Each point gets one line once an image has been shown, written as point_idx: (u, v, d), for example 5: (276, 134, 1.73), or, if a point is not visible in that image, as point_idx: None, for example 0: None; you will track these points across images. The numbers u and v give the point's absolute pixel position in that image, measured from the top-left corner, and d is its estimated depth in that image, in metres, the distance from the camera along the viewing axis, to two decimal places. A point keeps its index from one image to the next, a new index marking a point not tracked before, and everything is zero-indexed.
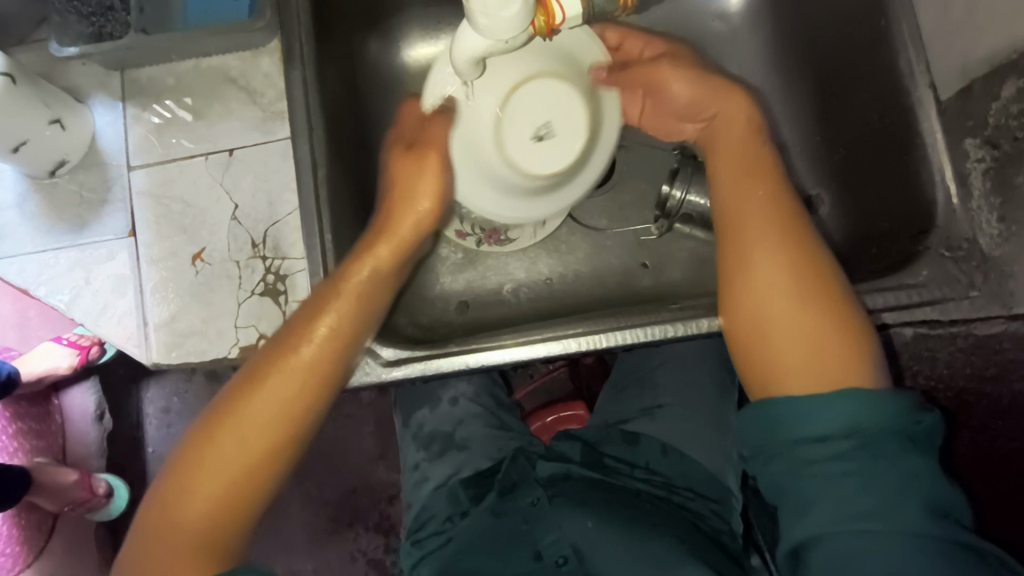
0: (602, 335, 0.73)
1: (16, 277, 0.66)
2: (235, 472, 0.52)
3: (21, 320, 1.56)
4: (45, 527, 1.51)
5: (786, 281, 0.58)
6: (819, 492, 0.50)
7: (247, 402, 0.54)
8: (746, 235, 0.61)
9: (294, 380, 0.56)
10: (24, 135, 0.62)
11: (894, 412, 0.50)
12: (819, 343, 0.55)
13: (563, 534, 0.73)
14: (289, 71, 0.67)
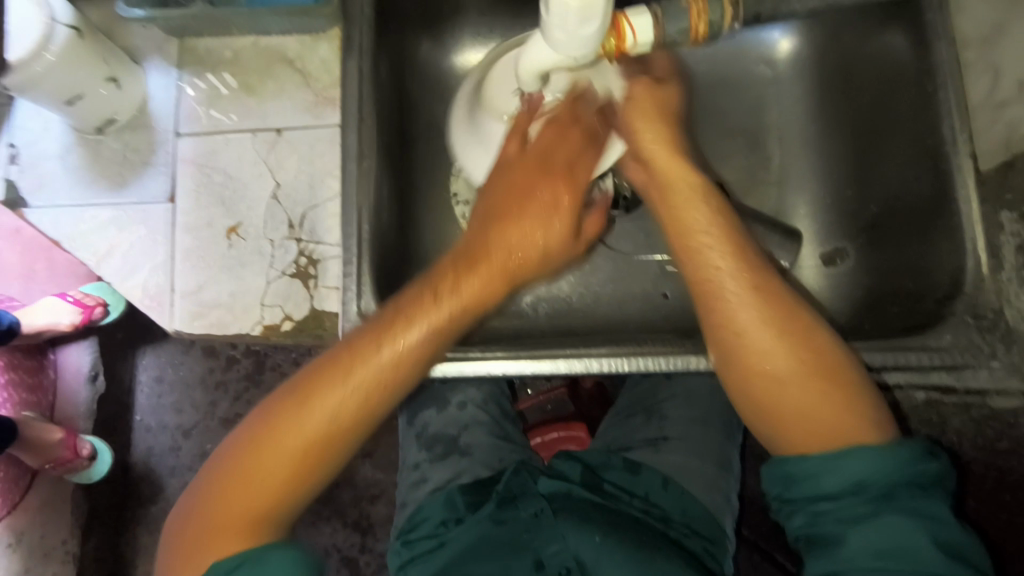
0: (625, 359, 0.72)
1: (49, 228, 0.67)
2: (295, 463, 0.56)
3: (27, 271, 1.55)
4: (22, 483, 1.50)
5: (775, 348, 0.59)
6: (838, 539, 0.54)
7: (323, 392, 0.57)
8: (724, 302, 0.60)
9: (375, 376, 0.58)
10: (79, 89, 0.63)
11: (903, 464, 0.53)
12: (810, 403, 0.57)
13: (566, 546, 0.73)
14: (346, 60, 0.68)
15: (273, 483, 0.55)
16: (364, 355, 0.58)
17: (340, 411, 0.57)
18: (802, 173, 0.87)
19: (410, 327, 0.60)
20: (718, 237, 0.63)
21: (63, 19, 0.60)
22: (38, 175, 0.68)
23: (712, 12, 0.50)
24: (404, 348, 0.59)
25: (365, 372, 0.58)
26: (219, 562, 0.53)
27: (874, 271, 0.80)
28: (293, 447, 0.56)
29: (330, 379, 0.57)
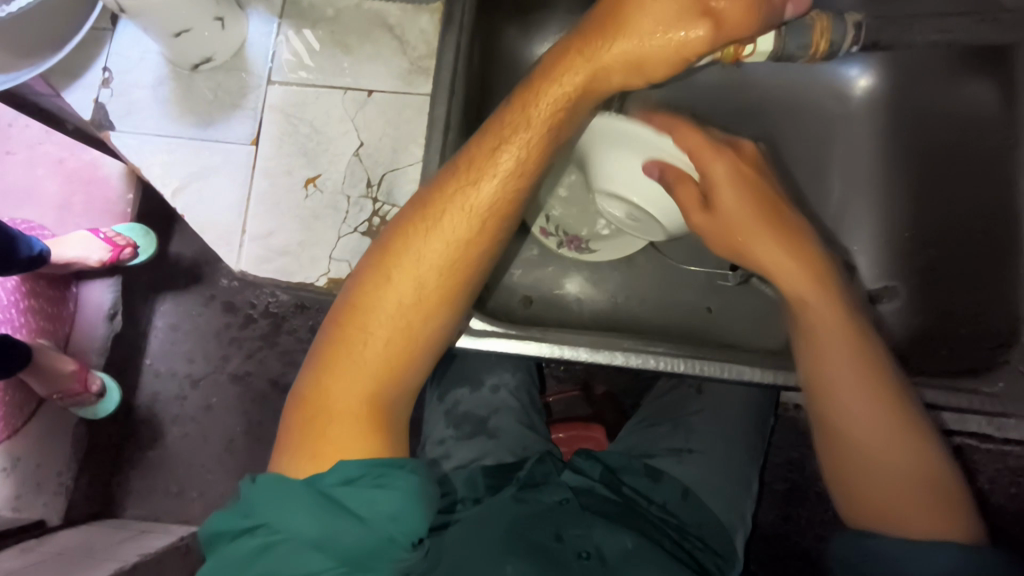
0: (683, 360, 0.71)
1: (133, 154, 0.68)
2: (398, 318, 0.60)
3: (64, 203, 1.56)
4: (26, 409, 1.46)
5: (868, 413, 0.64)
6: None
7: (415, 239, 0.60)
8: (824, 363, 0.65)
9: (459, 223, 0.60)
10: (188, 24, 0.63)
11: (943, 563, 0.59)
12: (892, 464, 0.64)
13: (589, 534, 0.74)
14: (445, 34, 0.69)
15: (381, 356, 0.60)
16: (454, 197, 0.60)
17: (440, 278, 0.60)
18: (861, 209, 0.88)
19: (503, 147, 0.61)
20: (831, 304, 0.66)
21: None
22: (127, 101, 0.69)
23: (833, 33, 0.65)
24: (474, 210, 0.60)
25: (437, 225, 0.60)
26: (346, 464, 0.55)
27: (924, 313, 0.81)
28: (387, 310, 0.60)
29: (415, 234, 0.60)
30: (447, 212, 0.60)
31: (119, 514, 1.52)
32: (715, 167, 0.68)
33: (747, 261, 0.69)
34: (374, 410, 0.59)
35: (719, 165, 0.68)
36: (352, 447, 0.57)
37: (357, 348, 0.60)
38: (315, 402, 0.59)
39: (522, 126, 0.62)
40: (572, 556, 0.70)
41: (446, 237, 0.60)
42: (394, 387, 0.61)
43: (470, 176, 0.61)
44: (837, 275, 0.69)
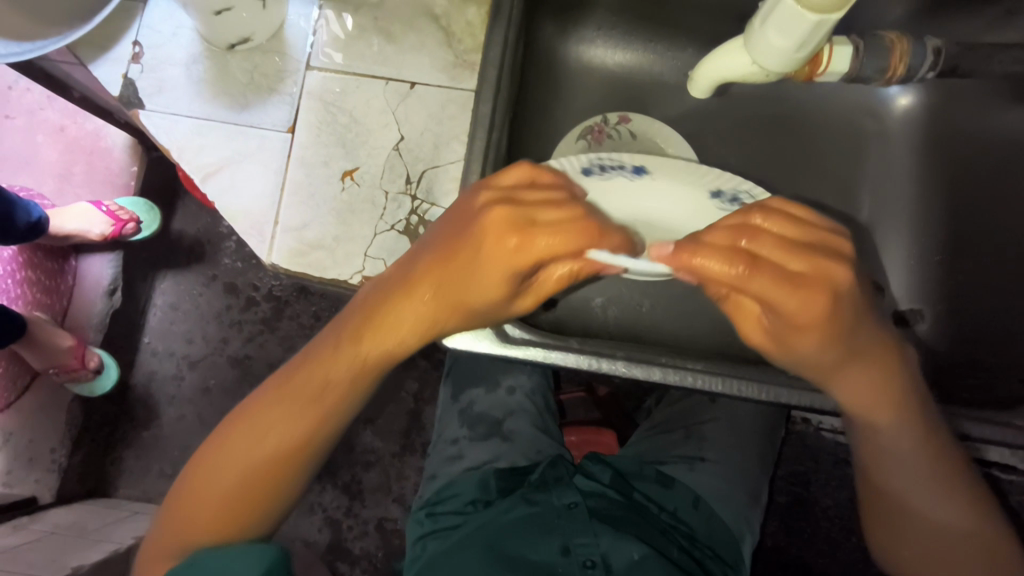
0: (722, 378, 0.66)
1: (162, 134, 0.65)
2: (306, 424, 0.64)
3: (64, 172, 1.51)
4: (20, 384, 1.43)
5: (918, 491, 0.65)
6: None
7: (323, 365, 0.63)
8: (876, 431, 0.64)
9: (404, 324, 0.60)
10: (230, 2, 0.61)
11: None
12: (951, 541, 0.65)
13: (595, 542, 0.73)
14: (492, 28, 0.67)
15: (295, 424, 0.63)
16: (375, 328, 0.60)
17: (353, 378, 0.63)
18: (892, 230, 0.88)
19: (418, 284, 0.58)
20: (887, 401, 0.62)
21: None
22: (159, 79, 0.66)
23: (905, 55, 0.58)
24: (432, 317, 0.59)
25: (386, 334, 0.60)
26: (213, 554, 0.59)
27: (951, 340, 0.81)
28: (292, 423, 0.63)
29: (360, 339, 0.61)
30: (411, 301, 0.59)
31: (111, 492, 1.50)
32: (802, 317, 0.52)
33: (788, 359, 0.58)
34: (234, 499, 0.63)
35: (809, 316, 0.52)
36: (248, 464, 0.63)
37: (240, 448, 0.63)
38: (187, 484, 0.64)
39: (499, 250, 0.53)
40: (577, 566, 0.71)
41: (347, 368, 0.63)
42: (264, 493, 0.64)
43: (469, 308, 0.57)
44: (895, 364, 0.60)
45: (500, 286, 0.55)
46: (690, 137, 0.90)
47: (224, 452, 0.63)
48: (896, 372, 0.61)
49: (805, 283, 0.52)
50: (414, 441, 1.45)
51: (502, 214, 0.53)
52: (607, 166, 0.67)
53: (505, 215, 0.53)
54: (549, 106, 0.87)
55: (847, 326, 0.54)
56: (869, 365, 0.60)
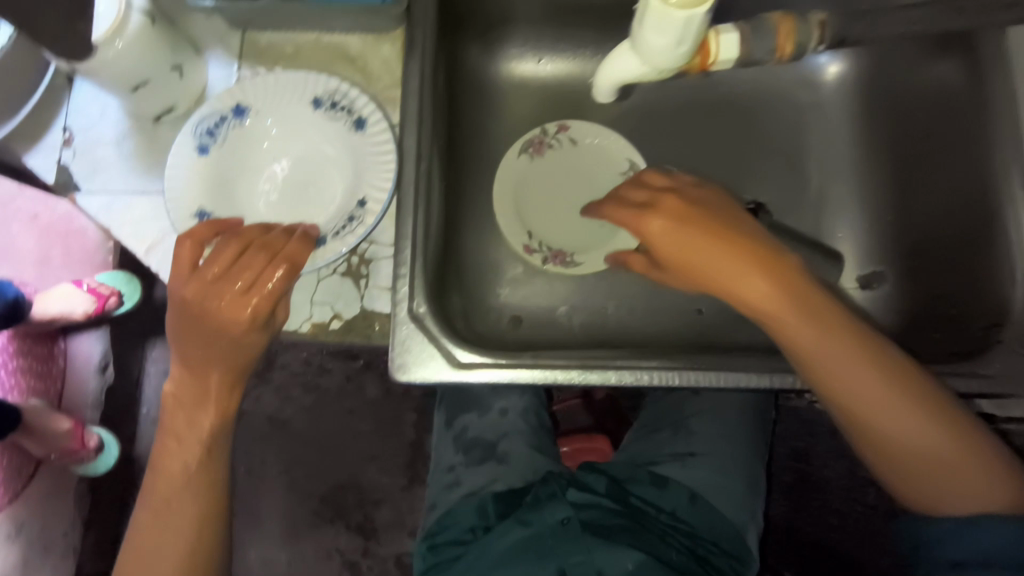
0: (677, 372, 0.68)
1: (101, 213, 0.66)
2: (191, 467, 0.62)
3: (43, 257, 1.52)
4: (25, 473, 1.41)
5: (887, 406, 0.62)
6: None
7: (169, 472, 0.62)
8: (794, 337, 0.62)
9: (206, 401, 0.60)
10: (146, 76, 0.62)
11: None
12: (927, 446, 0.62)
13: (589, 559, 0.72)
14: (407, 63, 0.67)
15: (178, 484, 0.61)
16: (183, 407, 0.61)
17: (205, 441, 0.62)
18: (842, 196, 0.87)
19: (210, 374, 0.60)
20: (816, 320, 0.62)
21: (137, 6, 0.59)
22: (92, 160, 0.67)
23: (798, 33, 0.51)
24: (226, 378, 0.60)
25: (200, 405, 0.61)
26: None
27: (915, 295, 0.81)
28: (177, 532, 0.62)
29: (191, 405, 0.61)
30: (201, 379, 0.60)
31: None
32: (650, 226, 0.66)
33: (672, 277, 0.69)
34: None
35: (653, 227, 0.66)
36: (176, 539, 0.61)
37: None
38: None
39: (240, 296, 0.58)
40: None
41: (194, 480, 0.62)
42: None
43: (232, 363, 0.59)
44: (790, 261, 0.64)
45: (236, 323, 0.57)
46: (632, 134, 0.90)
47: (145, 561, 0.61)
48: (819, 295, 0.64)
49: (638, 207, 0.68)
50: (420, 471, 1.44)
51: (197, 289, 0.57)
52: (211, 127, 0.64)
53: (201, 288, 0.58)
54: (485, 125, 0.89)
55: (705, 224, 0.66)
56: (791, 301, 0.63)
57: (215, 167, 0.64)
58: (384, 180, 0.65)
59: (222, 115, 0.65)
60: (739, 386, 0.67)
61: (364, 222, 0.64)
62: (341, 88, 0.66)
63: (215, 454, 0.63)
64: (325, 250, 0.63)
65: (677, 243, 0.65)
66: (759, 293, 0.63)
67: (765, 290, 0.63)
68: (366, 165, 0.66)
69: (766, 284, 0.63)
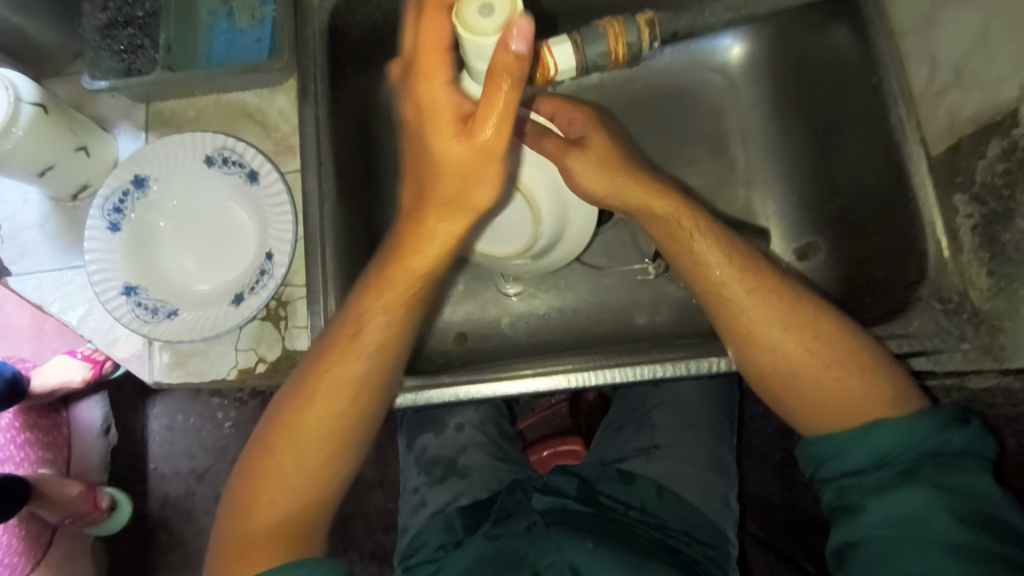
0: (591, 372, 0.70)
1: (33, 293, 0.69)
2: (286, 507, 0.62)
3: (37, 333, 1.53)
4: (43, 540, 1.47)
5: (789, 344, 0.62)
6: (863, 508, 0.57)
7: (274, 462, 0.62)
8: (709, 283, 0.65)
9: (309, 439, 0.62)
10: (51, 161, 0.65)
11: (930, 431, 0.57)
12: (838, 378, 0.61)
13: (560, 556, 0.71)
14: (302, 109, 0.69)
15: (275, 518, 0.61)
16: (284, 442, 0.62)
17: (299, 479, 0.62)
18: (769, 173, 0.87)
19: (341, 370, 0.62)
20: (735, 271, 0.64)
21: (27, 98, 0.61)
22: (19, 245, 0.71)
23: (630, 33, 0.50)
24: (367, 367, 0.62)
25: (332, 388, 0.62)
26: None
27: (846, 262, 0.79)
28: (269, 513, 0.61)
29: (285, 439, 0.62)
30: (304, 416, 0.62)
31: None
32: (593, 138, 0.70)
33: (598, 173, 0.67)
34: (280, 532, 0.61)
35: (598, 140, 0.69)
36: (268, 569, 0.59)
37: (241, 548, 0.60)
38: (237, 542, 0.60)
39: (350, 362, 0.62)
40: None
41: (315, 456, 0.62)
42: (308, 517, 0.63)
43: (373, 362, 0.62)
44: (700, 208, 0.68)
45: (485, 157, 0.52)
46: None
47: (250, 532, 0.61)
48: (744, 245, 0.66)
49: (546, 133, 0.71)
50: None
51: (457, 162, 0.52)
52: (118, 204, 0.67)
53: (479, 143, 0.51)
54: None
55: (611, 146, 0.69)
56: (713, 257, 0.65)
57: (131, 240, 0.67)
58: (285, 228, 0.66)
59: (123, 189, 0.67)
60: (656, 379, 0.69)
61: (274, 274, 0.65)
62: (230, 144, 0.68)
63: (341, 438, 0.63)
64: (242, 307, 0.65)
65: (604, 182, 0.66)
66: (682, 232, 0.65)
67: (684, 233, 0.66)
68: (266, 213, 0.67)
69: (680, 221, 0.66)
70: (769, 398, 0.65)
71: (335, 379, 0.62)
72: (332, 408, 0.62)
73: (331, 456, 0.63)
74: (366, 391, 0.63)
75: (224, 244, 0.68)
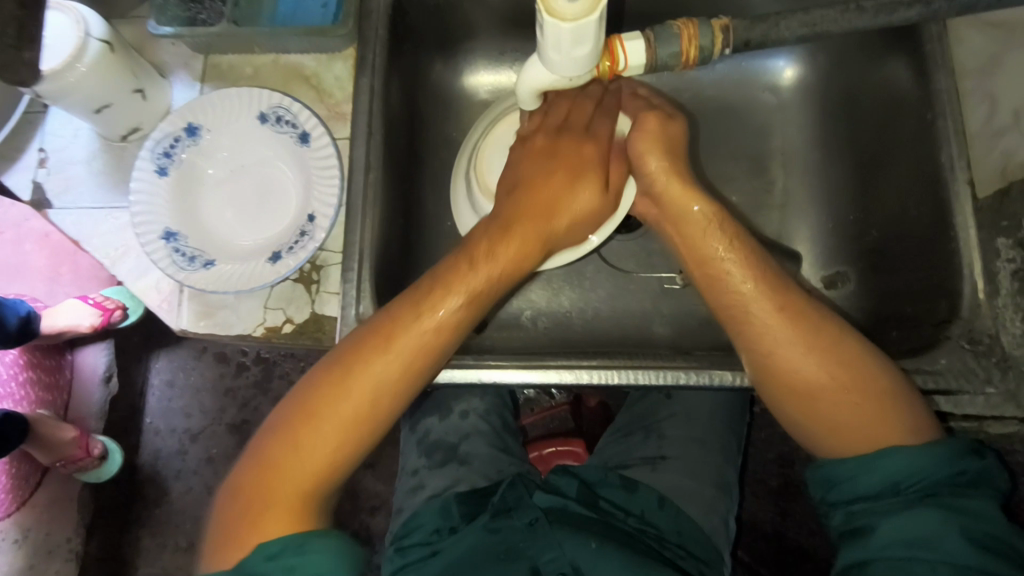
0: (613, 370, 0.70)
1: (71, 228, 0.70)
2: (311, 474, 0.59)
3: (53, 274, 1.54)
4: (31, 481, 1.45)
5: (810, 368, 0.61)
6: (871, 529, 0.57)
7: (308, 434, 0.59)
8: (737, 296, 0.64)
9: (338, 422, 0.59)
10: (108, 99, 0.66)
11: (944, 460, 0.56)
12: (856, 403, 0.60)
13: (562, 553, 0.73)
14: (359, 78, 0.70)
15: (298, 485, 0.58)
16: (353, 382, 0.59)
17: (341, 439, 0.59)
18: (806, 198, 0.87)
19: (418, 320, 0.61)
20: (760, 288, 0.63)
21: (97, 35, 0.62)
22: (64, 178, 0.72)
23: (703, 37, 0.50)
24: (432, 329, 0.61)
25: (382, 350, 0.60)
26: (268, 543, 0.55)
27: (873, 295, 0.79)
28: (292, 479, 0.58)
29: (331, 396, 0.59)
30: (346, 394, 0.59)
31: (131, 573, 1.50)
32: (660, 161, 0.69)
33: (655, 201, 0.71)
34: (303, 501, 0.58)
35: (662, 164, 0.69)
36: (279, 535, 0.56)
37: (258, 510, 0.57)
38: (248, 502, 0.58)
39: (414, 324, 0.61)
40: None
41: (337, 427, 0.59)
42: (321, 497, 0.59)
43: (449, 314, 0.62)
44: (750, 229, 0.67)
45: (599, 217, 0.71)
46: None
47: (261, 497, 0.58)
48: (774, 270, 0.65)
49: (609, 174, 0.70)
50: None
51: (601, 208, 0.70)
52: (168, 149, 0.67)
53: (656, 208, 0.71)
54: None
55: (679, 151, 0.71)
56: (739, 274, 0.65)
57: (174, 186, 0.67)
58: (330, 192, 0.67)
59: (175, 136, 0.68)
60: (677, 386, 0.69)
61: (314, 237, 0.66)
62: (284, 104, 0.68)
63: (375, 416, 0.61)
64: (279, 266, 0.65)
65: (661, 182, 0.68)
66: (706, 243, 0.67)
67: (712, 253, 0.66)
68: (312, 175, 0.68)
69: (711, 228, 0.67)
70: (785, 418, 0.64)
71: (405, 337, 0.60)
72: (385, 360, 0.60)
73: (352, 440, 0.60)
74: (427, 353, 0.61)
75: (263, 202, 0.69)
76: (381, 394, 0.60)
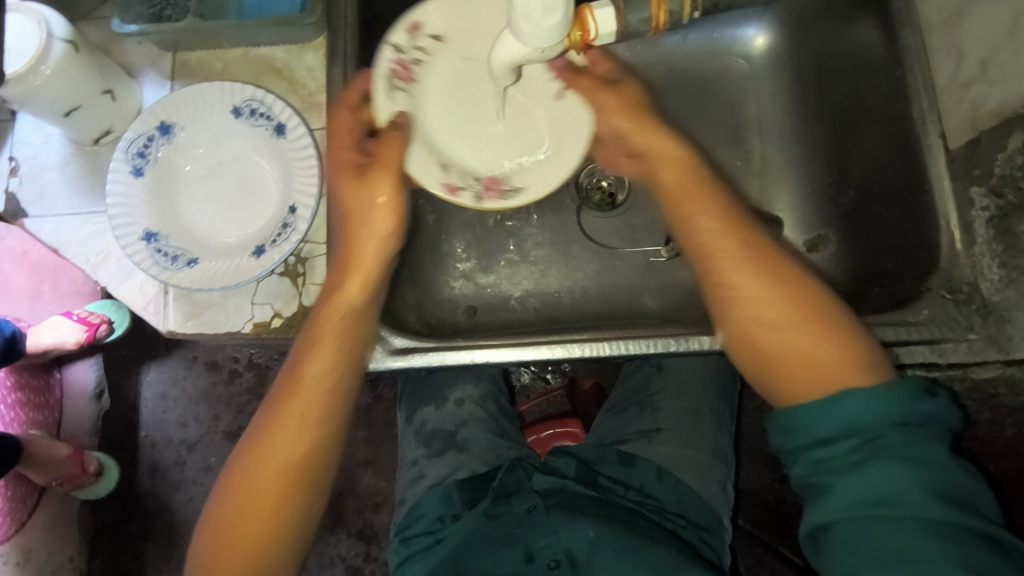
0: (604, 342, 0.70)
1: (49, 236, 0.69)
2: (304, 421, 0.58)
3: (34, 292, 1.51)
4: (29, 502, 1.44)
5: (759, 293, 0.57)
6: (830, 487, 0.49)
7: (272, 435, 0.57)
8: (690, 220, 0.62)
9: (297, 419, 0.58)
10: (77, 101, 0.65)
11: (898, 400, 0.49)
12: (804, 344, 0.55)
13: (557, 540, 0.73)
14: (330, 67, 0.69)
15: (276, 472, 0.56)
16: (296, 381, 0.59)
17: (328, 366, 0.59)
18: (783, 163, 0.88)
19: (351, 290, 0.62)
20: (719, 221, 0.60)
21: (59, 35, 0.61)
22: (38, 186, 0.71)
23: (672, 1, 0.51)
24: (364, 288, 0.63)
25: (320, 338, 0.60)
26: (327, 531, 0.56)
27: (857, 255, 0.80)
28: (267, 483, 0.56)
29: (288, 398, 0.58)
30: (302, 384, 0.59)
31: None
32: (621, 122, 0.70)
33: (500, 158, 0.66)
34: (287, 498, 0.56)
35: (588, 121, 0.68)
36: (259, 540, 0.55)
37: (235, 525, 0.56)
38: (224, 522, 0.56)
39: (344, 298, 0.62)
40: (542, 570, 0.71)
41: (294, 419, 0.58)
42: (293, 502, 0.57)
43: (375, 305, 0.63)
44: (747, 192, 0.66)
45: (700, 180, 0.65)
46: None
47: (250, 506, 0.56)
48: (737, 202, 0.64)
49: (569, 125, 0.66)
50: None
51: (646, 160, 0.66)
52: (143, 150, 0.67)
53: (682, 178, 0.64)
54: None
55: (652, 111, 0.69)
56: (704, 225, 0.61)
57: (152, 185, 0.67)
58: (309, 181, 0.67)
59: (148, 135, 0.67)
60: (669, 353, 0.69)
61: (298, 228, 0.66)
62: (257, 96, 0.68)
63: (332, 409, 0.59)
64: (264, 259, 0.65)
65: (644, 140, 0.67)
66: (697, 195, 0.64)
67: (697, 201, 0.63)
68: (291, 166, 0.68)
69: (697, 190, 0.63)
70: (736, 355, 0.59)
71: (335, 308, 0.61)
72: (327, 343, 0.60)
73: (315, 428, 0.58)
74: (360, 316, 0.62)
75: (242, 196, 0.69)
76: (327, 377, 0.59)
